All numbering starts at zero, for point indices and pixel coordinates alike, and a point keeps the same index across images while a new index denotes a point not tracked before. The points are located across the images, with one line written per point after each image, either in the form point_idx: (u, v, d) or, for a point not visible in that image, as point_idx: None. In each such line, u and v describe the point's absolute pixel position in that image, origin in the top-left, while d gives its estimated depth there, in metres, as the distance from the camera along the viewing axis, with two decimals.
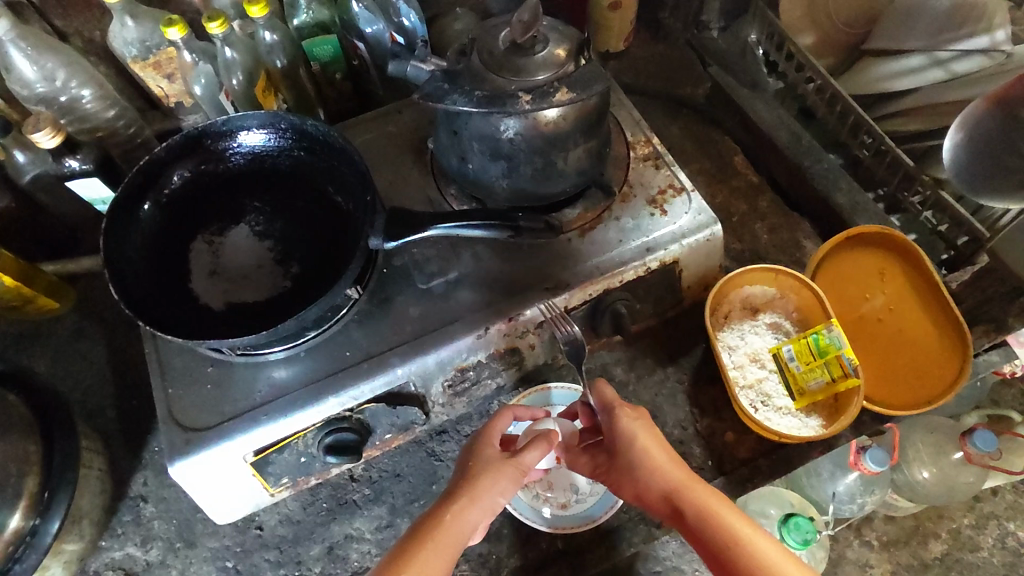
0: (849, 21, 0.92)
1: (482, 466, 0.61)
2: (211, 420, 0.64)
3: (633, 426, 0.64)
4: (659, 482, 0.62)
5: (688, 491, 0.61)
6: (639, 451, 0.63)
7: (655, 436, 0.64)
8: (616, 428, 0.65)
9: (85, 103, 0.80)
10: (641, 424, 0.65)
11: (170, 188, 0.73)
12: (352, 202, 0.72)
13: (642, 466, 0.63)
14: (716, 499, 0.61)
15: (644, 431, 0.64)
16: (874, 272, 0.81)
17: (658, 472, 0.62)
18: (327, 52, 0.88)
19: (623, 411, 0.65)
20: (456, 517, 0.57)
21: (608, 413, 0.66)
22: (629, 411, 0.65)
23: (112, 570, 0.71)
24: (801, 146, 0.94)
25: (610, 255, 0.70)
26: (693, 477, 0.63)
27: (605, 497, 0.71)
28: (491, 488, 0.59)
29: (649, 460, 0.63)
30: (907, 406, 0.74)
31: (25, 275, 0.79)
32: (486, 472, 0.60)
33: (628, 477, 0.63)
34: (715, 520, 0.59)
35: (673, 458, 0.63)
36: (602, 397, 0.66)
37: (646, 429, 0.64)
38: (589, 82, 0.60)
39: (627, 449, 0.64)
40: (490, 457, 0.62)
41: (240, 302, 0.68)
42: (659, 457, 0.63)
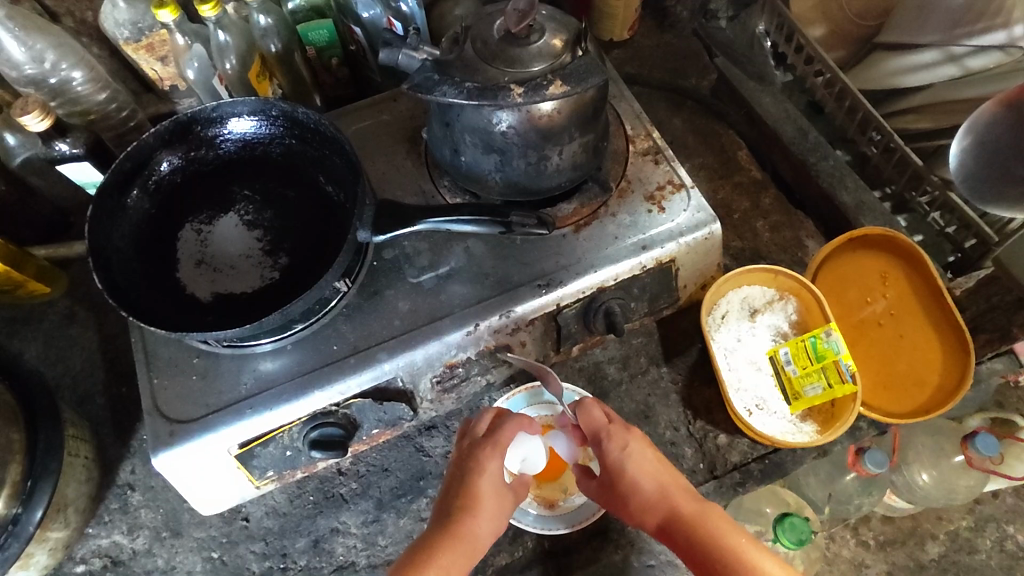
0: (860, 12, 0.90)
1: (480, 497, 0.61)
2: (195, 412, 0.63)
3: (621, 448, 0.64)
4: (650, 503, 0.63)
5: (680, 511, 0.62)
6: (629, 475, 0.63)
7: (646, 455, 0.64)
8: (607, 459, 0.64)
9: (77, 85, 0.79)
10: (631, 452, 0.63)
11: (159, 175, 0.72)
12: (342, 192, 0.71)
13: (634, 489, 0.63)
14: (712, 516, 0.61)
15: (634, 458, 0.63)
16: (876, 276, 0.80)
17: (649, 498, 0.63)
18: (323, 37, 0.86)
19: (612, 437, 0.64)
20: (453, 564, 0.57)
21: (597, 442, 0.65)
22: (618, 439, 0.64)
23: (99, 558, 0.71)
24: (808, 142, 0.91)
25: (605, 253, 0.68)
26: (687, 495, 0.63)
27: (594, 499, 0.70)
28: (488, 521, 0.60)
29: (639, 483, 0.63)
30: (906, 414, 0.72)
31: (14, 259, 0.79)
32: (483, 503, 0.61)
33: (621, 500, 0.64)
34: (710, 537, 0.59)
35: (664, 479, 0.63)
36: (593, 420, 0.65)
37: (636, 451, 0.64)
38: (585, 74, 0.57)
39: (616, 473, 0.63)
40: (485, 490, 0.61)
41: (227, 293, 0.67)
42: (650, 479, 0.63)
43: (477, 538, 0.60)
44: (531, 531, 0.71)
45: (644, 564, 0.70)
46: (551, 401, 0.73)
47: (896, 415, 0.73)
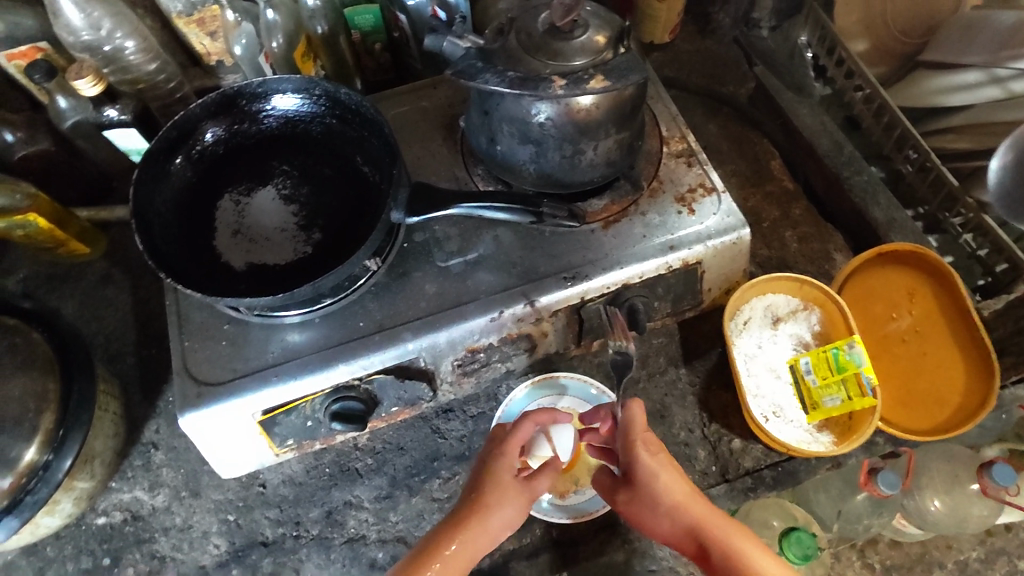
0: (905, 28, 0.90)
1: (487, 490, 0.61)
2: (223, 376, 0.65)
3: (648, 456, 0.62)
4: (676, 517, 0.61)
5: (706, 525, 0.60)
6: (655, 486, 0.61)
7: (671, 465, 0.63)
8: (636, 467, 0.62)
9: (129, 54, 0.81)
10: (661, 462, 0.62)
11: (203, 146, 0.74)
12: (378, 173, 0.72)
13: (662, 501, 0.61)
14: (737, 534, 0.60)
15: (664, 468, 0.62)
16: (903, 292, 0.79)
17: (676, 511, 0.61)
18: (368, 21, 0.88)
19: (645, 444, 0.62)
20: (454, 557, 0.57)
21: (629, 447, 0.63)
22: (649, 447, 0.62)
23: (119, 511, 0.73)
24: (843, 156, 0.90)
25: (633, 250, 0.69)
26: (713, 510, 0.61)
27: None
28: (500, 516, 0.60)
29: (667, 494, 0.61)
30: (925, 432, 0.72)
31: (58, 217, 0.81)
32: (496, 497, 0.61)
33: (645, 510, 0.62)
34: (735, 555, 0.58)
35: (691, 492, 0.62)
36: (632, 423, 0.63)
37: (661, 461, 0.62)
38: (626, 70, 0.59)
39: (640, 481, 0.62)
40: (502, 481, 0.62)
41: (261, 264, 0.69)
42: (676, 491, 0.61)
43: (486, 531, 0.59)
44: (540, 519, 0.71)
45: (648, 568, 0.70)
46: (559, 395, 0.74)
47: (914, 432, 0.72)
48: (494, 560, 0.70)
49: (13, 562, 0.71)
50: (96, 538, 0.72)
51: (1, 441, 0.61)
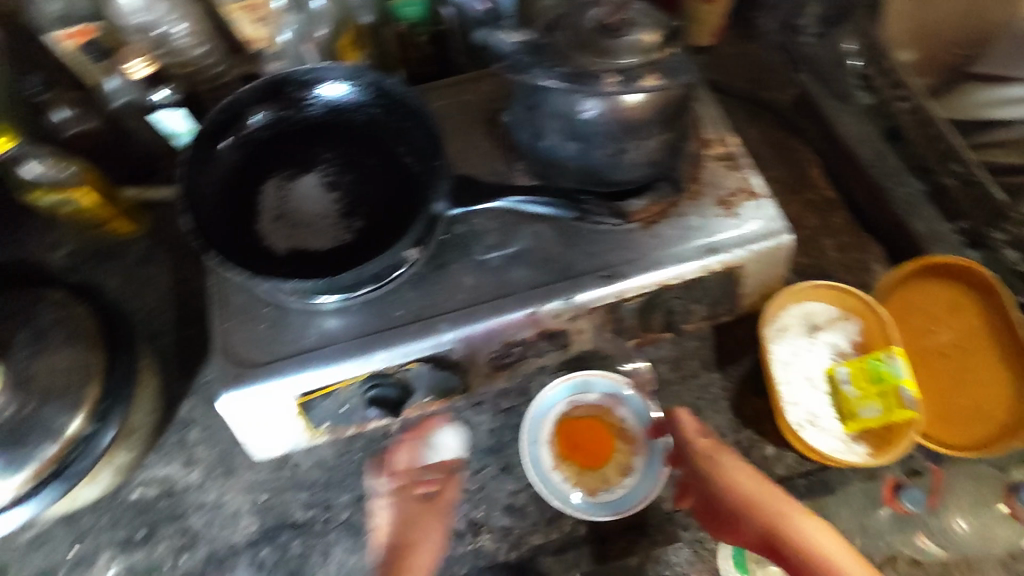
0: (956, 41, 0.98)
1: (410, 529, 0.68)
2: (262, 358, 0.66)
3: (712, 457, 0.69)
4: (757, 516, 0.65)
5: (776, 515, 0.65)
6: (724, 483, 0.68)
7: (739, 466, 0.69)
8: (712, 470, 0.68)
9: (177, 38, 0.81)
10: (733, 466, 0.69)
11: (249, 130, 0.75)
12: (420, 164, 0.72)
13: (732, 496, 0.67)
14: (807, 523, 0.64)
15: (737, 471, 0.68)
16: (945, 305, 0.78)
17: (754, 509, 0.66)
18: (415, 12, 0.90)
19: (715, 451, 0.69)
20: None
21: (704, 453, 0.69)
22: (721, 453, 0.70)
23: (154, 486, 0.75)
24: (886, 166, 0.89)
25: (674, 251, 0.69)
26: (783, 502, 0.66)
27: (636, 491, 0.69)
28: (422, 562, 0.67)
29: (737, 489, 0.67)
30: (968, 447, 0.71)
31: (104, 196, 0.83)
32: (418, 532, 0.68)
33: (723, 514, 0.68)
34: (806, 543, 0.63)
35: (759, 487, 0.67)
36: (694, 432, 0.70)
37: (727, 463, 0.69)
38: (677, 70, 0.59)
39: (711, 481, 0.68)
40: (414, 512, 0.70)
41: (303, 249, 0.69)
42: (752, 492, 0.67)
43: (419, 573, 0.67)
44: (568, 515, 0.72)
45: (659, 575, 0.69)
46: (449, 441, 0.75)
47: (955, 447, 0.71)
48: (520, 553, 0.71)
49: (51, 529, 0.73)
50: (130, 510, 0.74)
51: (48, 411, 0.63)
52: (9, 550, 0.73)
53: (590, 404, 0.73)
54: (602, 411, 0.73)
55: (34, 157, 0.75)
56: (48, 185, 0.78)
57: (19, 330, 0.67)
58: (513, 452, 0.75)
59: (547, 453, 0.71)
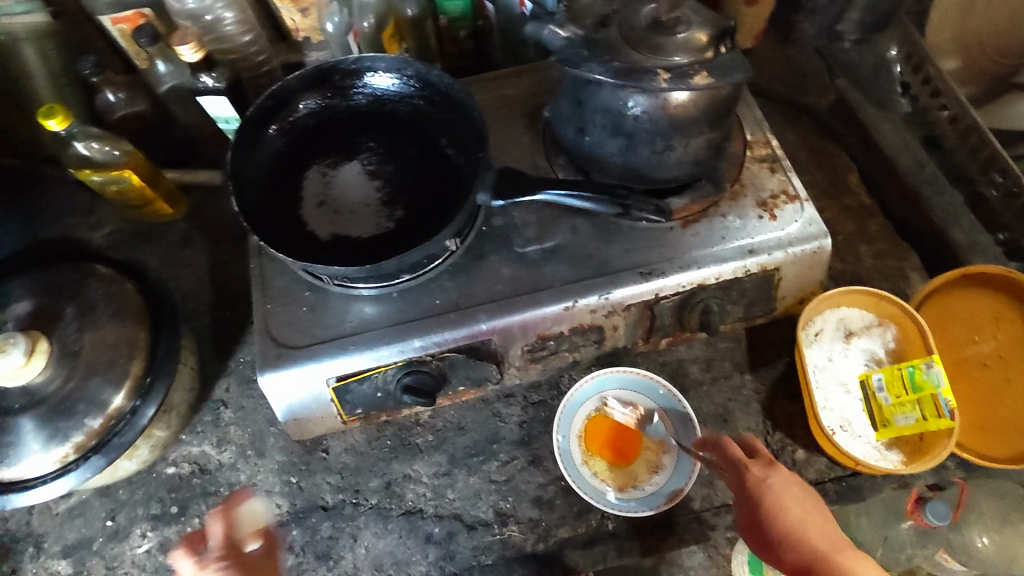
0: (1001, 50, 0.92)
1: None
2: (302, 340, 0.67)
3: (762, 478, 0.62)
4: (799, 545, 0.58)
5: (827, 551, 0.57)
6: (772, 506, 0.60)
7: (787, 487, 0.61)
8: (755, 488, 0.62)
9: (226, 25, 0.82)
10: (778, 486, 0.61)
11: (295, 117, 0.76)
12: (462, 156, 0.73)
13: (780, 522, 0.59)
14: (860, 564, 0.56)
15: (783, 492, 0.61)
16: (988, 315, 0.77)
17: (798, 537, 0.58)
18: (458, 8, 0.90)
19: (758, 468, 0.63)
20: None
21: (745, 469, 0.63)
22: (767, 472, 0.62)
23: (188, 463, 0.76)
24: (925, 175, 0.89)
25: (712, 251, 0.69)
26: (835, 538, 0.58)
27: (665, 489, 0.69)
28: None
29: (781, 515, 0.60)
30: (1003, 461, 0.70)
31: (149, 177, 0.85)
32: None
33: (764, 540, 0.60)
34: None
35: (811, 516, 0.59)
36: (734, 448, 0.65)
37: (779, 485, 0.61)
38: (730, 70, 0.59)
39: (758, 503, 0.61)
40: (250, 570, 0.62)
41: (344, 235, 0.70)
42: (797, 517, 0.59)
43: None
44: (596, 510, 0.72)
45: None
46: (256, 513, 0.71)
47: (990, 459, 0.71)
48: (547, 546, 0.71)
49: (87, 501, 0.75)
50: (164, 486, 0.75)
51: (95, 383, 0.65)
52: (46, 520, 0.74)
53: (622, 402, 0.74)
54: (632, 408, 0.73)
55: (85, 136, 0.77)
56: (99, 163, 0.80)
57: (68, 304, 0.70)
58: (541, 445, 0.75)
59: (577, 447, 0.72)
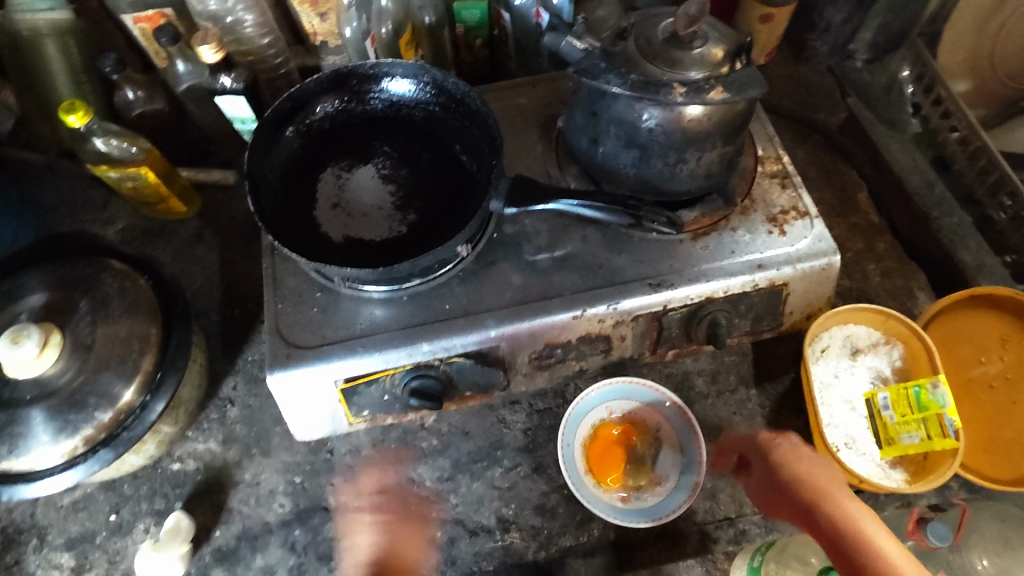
0: (1011, 73, 0.93)
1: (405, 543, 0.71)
2: (312, 341, 0.68)
3: (773, 439, 0.66)
4: (798, 486, 0.61)
5: (824, 493, 0.59)
6: (781, 460, 0.64)
7: (798, 451, 0.65)
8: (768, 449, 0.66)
9: (246, 27, 0.83)
10: (787, 445, 0.65)
11: (312, 120, 0.77)
12: (476, 163, 0.74)
13: (784, 472, 0.63)
14: (854, 506, 0.58)
15: (793, 451, 0.64)
16: (995, 337, 0.77)
17: (798, 481, 0.61)
18: (474, 16, 0.91)
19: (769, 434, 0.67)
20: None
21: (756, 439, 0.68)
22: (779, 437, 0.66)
23: (193, 460, 0.76)
24: (934, 195, 0.89)
25: (721, 264, 0.69)
26: (836, 485, 0.60)
27: (668, 501, 0.69)
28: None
29: (787, 465, 0.63)
30: (1009, 482, 0.70)
31: (165, 175, 0.85)
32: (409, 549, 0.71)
33: (774, 491, 0.64)
34: (847, 521, 0.57)
35: (818, 468, 0.62)
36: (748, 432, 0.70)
37: (791, 444, 0.65)
38: (746, 86, 0.59)
39: (768, 459, 0.65)
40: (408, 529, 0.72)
41: (357, 238, 0.70)
42: (802, 466, 0.62)
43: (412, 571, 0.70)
44: (598, 519, 0.72)
45: None
46: (174, 525, 0.72)
47: (996, 481, 0.71)
48: (550, 553, 0.71)
49: (91, 495, 0.75)
50: (169, 482, 0.75)
51: (107, 378, 0.66)
52: (50, 512, 0.75)
53: (630, 413, 0.74)
54: (637, 419, 0.74)
55: (104, 133, 0.79)
56: (118, 159, 0.81)
57: (81, 298, 0.70)
58: (546, 452, 0.76)
59: (582, 456, 0.72)
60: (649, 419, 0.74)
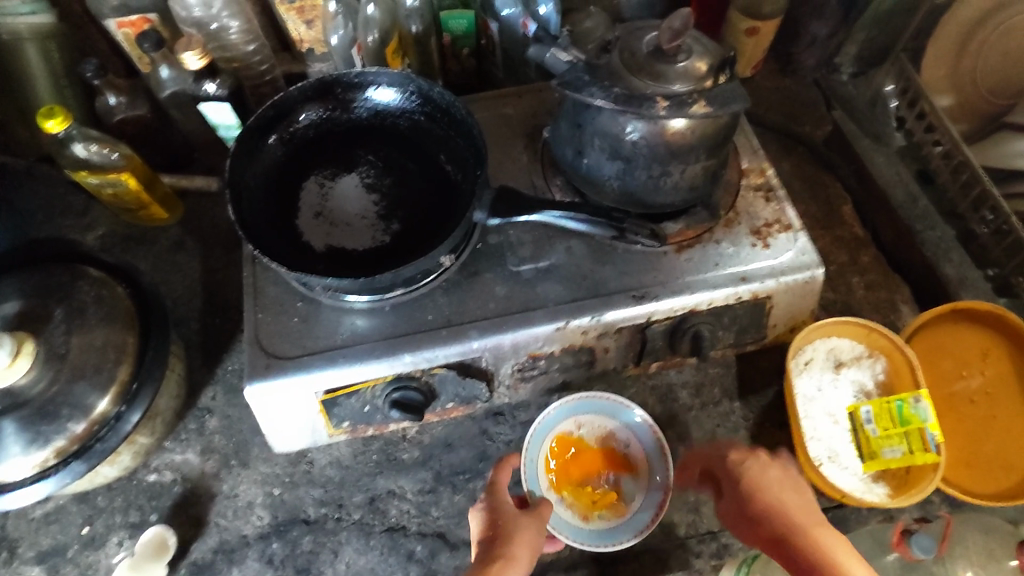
0: (993, 90, 0.94)
1: (510, 523, 0.60)
2: (292, 351, 0.67)
3: (743, 459, 0.65)
4: (767, 514, 0.60)
5: (796, 521, 0.58)
6: (752, 485, 0.62)
7: (774, 476, 0.63)
8: (740, 471, 0.64)
9: (231, 34, 0.82)
10: (756, 467, 0.64)
11: (295, 128, 0.76)
12: (461, 173, 0.74)
13: (756, 494, 0.62)
14: (828, 537, 0.57)
15: (766, 475, 0.63)
16: (976, 351, 0.78)
17: (771, 506, 0.60)
18: (461, 26, 0.90)
19: (736, 452, 0.66)
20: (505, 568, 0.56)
21: (721, 453, 0.68)
22: (749, 456, 0.65)
23: (169, 471, 0.75)
24: (916, 210, 0.90)
25: (704, 277, 0.69)
26: (809, 514, 0.59)
27: (631, 524, 0.69)
28: (523, 542, 0.59)
29: (761, 489, 0.62)
30: (992, 496, 0.71)
31: (146, 181, 0.84)
32: (515, 529, 0.60)
33: (742, 514, 0.62)
34: (821, 553, 0.55)
35: (789, 495, 0.61)
36: (710, 449, 0.70)
37: (760, 466, 0.64)
38: (730, 99, 0.60)
39: (738, 481, 0.63)
40: (509, 511, 0.62)
41: (340, 247, 0.70)
42: (775, 489, 0.62)
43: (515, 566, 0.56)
44: None
45: None
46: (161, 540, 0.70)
47: (979, 495, 0.71)
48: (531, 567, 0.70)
49: (64, 506, 0.74)
50: (145, 494, 0.74)
51: (80, 388, 0.64)
52: (22, 524, 0.73)
53: (601, 432, 0.73)
54: (608, 436, 0.73)
55: (84, 138, 0.77)
56: (97, 165, 0.80)
57: (57, 306, 0.69)
58: None
59: (543, 473, 0.71)
60: (620, 436, 0.73)
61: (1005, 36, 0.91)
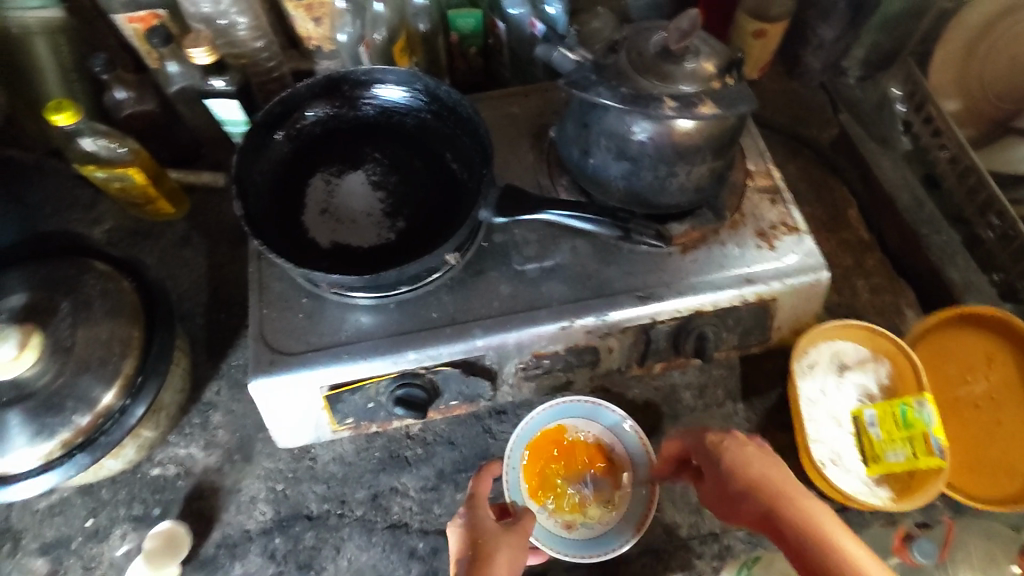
0: (1001, 95, 0.93)
1: (488, 541, 0.60)
2: (297, 347, 0.67)
3: (720, 439, 0.63)
4: (750, 493, 0.58)
5: (780, 494, 0.56)
6: (732, 463, 0.60)
7: (752, 452, 0.61)
8: (719, 453, 0.62)
9: (240, 31, 0.83)
10: (733, 445, 0.62)
11: (301, 125, 0.76)
12: (466, 172, 0.74)
13: (737, 474, 0.60)
14: (812, 506, 0.55)
15: (745, 453, 0.61)
16: (981, 356, 0.78)
17: (754, 485, 0.58)
18: (469, 25, 0.91)
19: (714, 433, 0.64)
20: None
21: (698, 434, 0.65)
22: (725, 437, 0.63)
23: (173, 465, 0.75)
24: (923, 214, 0.89)
25: (709, 278, 0.69)
26: (792, 486, 0.57)
27: (614, 532, 0.69)
28: (502, 561, 0.58)
29: (742, 469, 0.60)
30: (995, 502, 0.70)
31: (153, 175, 0.85)
32: (492, 547, 0.59)
33: (727, 497, 0.60)
34: (807, 524, 0.53)
35: (771, 470, 0.59)
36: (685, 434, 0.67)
37: (737, 445, 0.62)
38: (737, 100, 0.59)
39: (719, 463, 0.61)
40: (489, 527, 0.61)
41: (345, 244, 0.70)
42: (755, 466, 0.60)
43: None
44: None
45: None
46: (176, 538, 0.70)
47: (983, 500, 0.71)
48: (532, 566, 0.70)
49: (68, 499, 0.74)
50: (148, 487, 0.74)
51: (85, 380, 0.65)
52: (26, 516, 0.73)
53: (589, 437, 0.74)
54: (596, 444, 0.73)
55: (92, 132, 0.78)
56: (105, 159, 0.80)
57: (63, 300, 0.69)
58: None
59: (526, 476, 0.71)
60: (606, 443, 0.73)
61: (1014, 40, 0.90)
